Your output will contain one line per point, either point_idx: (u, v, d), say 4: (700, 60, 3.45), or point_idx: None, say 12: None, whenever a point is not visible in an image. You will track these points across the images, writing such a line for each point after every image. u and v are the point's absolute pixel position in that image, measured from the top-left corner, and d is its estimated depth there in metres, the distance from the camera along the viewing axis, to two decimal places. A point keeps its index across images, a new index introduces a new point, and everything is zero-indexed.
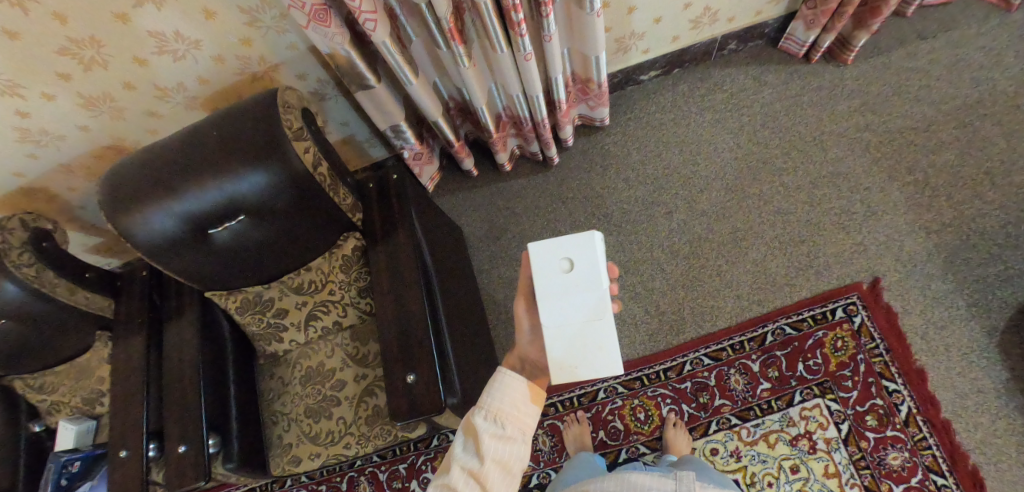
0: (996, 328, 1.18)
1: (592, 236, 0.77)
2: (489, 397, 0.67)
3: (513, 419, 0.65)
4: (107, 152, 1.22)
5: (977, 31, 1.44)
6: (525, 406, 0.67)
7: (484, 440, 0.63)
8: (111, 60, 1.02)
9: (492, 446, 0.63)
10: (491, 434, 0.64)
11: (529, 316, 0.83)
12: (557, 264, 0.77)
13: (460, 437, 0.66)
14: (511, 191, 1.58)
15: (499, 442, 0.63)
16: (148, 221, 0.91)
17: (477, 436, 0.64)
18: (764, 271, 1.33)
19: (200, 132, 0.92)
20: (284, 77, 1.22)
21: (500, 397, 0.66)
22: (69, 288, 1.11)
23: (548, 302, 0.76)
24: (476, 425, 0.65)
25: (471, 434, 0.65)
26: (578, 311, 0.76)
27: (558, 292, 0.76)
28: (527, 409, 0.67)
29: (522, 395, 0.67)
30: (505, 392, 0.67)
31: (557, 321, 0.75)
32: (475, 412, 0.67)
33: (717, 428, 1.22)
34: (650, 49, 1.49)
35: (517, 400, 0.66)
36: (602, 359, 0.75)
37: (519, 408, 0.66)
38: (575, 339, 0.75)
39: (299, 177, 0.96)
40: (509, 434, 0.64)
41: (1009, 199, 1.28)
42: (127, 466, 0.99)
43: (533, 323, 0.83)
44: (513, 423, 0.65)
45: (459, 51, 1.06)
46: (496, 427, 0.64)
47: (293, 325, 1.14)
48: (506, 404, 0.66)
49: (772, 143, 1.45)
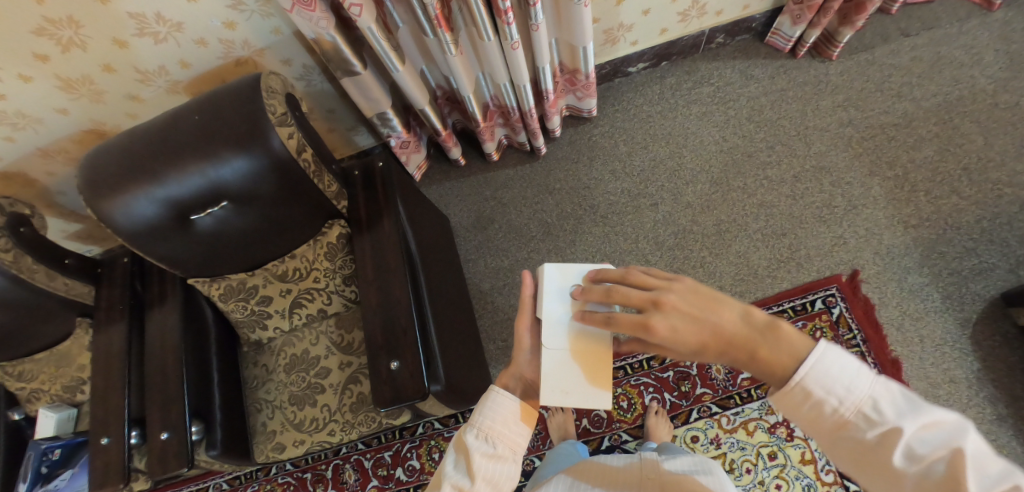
0: (968, 320, 1.22)
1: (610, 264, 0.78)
2: (480, 416, 0.67)
3: (505, 439, 0.66)
4: (86, 136, 1.20)
5: (959, 29, 1.47)
6: (517, 425, 0.68)
7: (476, 459, 0.63)
8: (90, 41, 1.00)
9: (484, 465, 0.63)
10: (481, 453, 0.64)
11: (533, 337, 0.78)
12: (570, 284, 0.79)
13: (450, 454, 0.66)
14: (499, 181, 1.58)
15: (491, 462, 0.64)
16: (128, 206, 0.90)
17: (468, 455, 0.64)
18: (747, 264, 1.35)
19: (182, 116, 0.91)
20: (269, 63, 1.20)
21: (492, 417, 0.67)
22: (48, 274, 1.08)
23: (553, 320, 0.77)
24: (467, 443, 0.65)
25: (461, 452, 0.65)
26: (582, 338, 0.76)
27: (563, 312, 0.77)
28: (518, 429, 0.68)
29: (514, 414, 0.68)
30: (498, 413, 0.67)
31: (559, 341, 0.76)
32: (466, 429, 0.67)
33: (698, 416, 1.25)
34: (639, 41, 1.49)
35: (510, 420, 0.67)
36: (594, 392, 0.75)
37: (511, 427, 0.67)
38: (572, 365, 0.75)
39: (283, 163, 0.95)
40: (500, 453, 0.65)
41: (985, 195, 1.31)
42: (108, 453, 0.98)
43: (534, 345, 0.78)
44: (504, 442, 0.66)
45: (445, 39, 1.05)
46: (487, 446, 0.65)
47: (277, 312, 1.14)
48: (497, 423, 0.66)
49: (757, 137, 1.47)
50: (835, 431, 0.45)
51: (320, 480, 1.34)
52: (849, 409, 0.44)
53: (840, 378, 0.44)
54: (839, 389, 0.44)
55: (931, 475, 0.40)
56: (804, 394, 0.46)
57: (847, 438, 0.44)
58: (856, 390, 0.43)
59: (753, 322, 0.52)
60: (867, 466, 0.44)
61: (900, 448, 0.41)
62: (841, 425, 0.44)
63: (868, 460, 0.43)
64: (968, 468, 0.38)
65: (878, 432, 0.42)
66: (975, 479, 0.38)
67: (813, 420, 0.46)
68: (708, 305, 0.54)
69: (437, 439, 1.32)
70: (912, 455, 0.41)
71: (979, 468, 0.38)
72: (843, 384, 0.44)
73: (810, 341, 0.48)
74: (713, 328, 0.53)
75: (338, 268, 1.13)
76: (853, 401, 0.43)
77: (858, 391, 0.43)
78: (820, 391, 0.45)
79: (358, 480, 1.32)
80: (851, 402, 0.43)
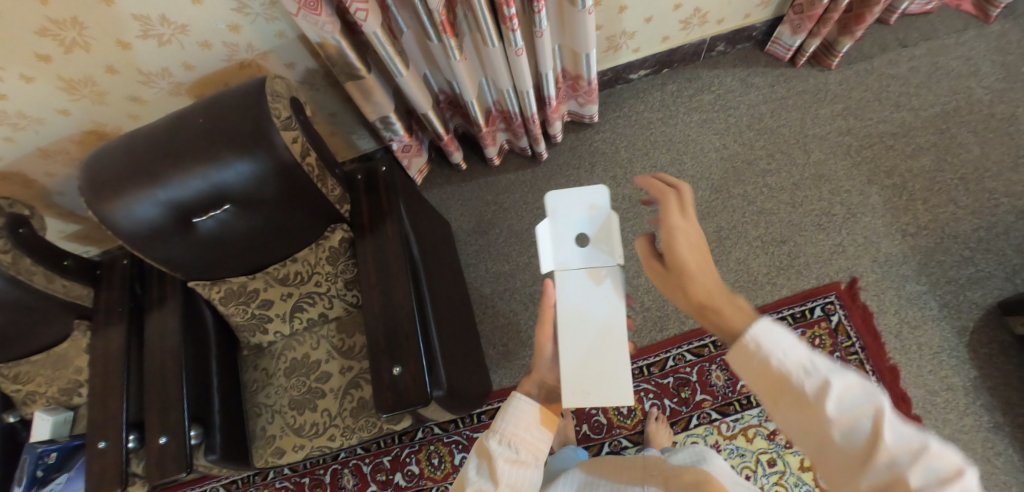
0: (965, 328, 1.23)
1: (600, 193, 0.80)
2: (503, 422, 0.67)
3: (526, 444, 0.66)
4: (87, 137, 1.19)
5: (956, 40, 1.48)
6: (538, 431, 0.68)
7: (500, 464, 0.63)
8: (93, 42, 1.00)
9: (507, 470, 0.63)
10: (505, 458, 0.64)
11: (554, 348, 0.78)
12: (570, 238, 0.80)
13: (472, 460, 0.66)
14: (500, 185, 1.58)
15: (514, 467, 0.63)
16: (130, 208, 0.89)
17: (492, 460, 0.63)
18: (746, 270, 1.36)
19: (185, 119, 0.90)
20: (273, 65, 1.20)
21: (514, 423, 0.67)
22: (47, 276, 1.07)
23: (569, 305, 0.77)
24: (490, 449, 0.65)
25: (484, 458, 0.65)
26: (593, 340, 0.76)
27: (577, 294, 0.78)
28: (539, 434, 0.68)
29: (535, 419, 0.68)
30: (519, 418, 0.67)
31: (577, 324, 0.77)
32: (489, 436, 0.67)
33: (697, 423, 1.25)
34: (641, 48, 1.51)
35: (531, 426, 0.67)
36: (615, 388, 0.74)
37: (532, 432, 0.67)
38: (590, 365, 0.75)
39: (286, 167, 0.95)
40: (522, 458, 0.65)
41: (982, 205, 1.32)
42: (106, 458, 0.97)
43: (555, 355, 0.79)
44: (525, 448, 0.66)
45: (450, 44, 1.05)
46: (510, 452, 0.65)
47: (277, 316, 1.14)
48: (520, 429, 0.67)
49: (757, 145, 1.48)
50: (775, 391, 0.47)
51: (318, 485, 1.33)
52: (785, 366, 0.46)
53: (780, 337, 0.47)
54: (777, 345, 0.47)
55: (855, 430, 0.41)
56: (749, 351, 0.49)
57: (783, 397, 0.46)
58: (792, 348, 0.46)
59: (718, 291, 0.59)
60: (799, 423, 0.45)
61: (829, 401, 0.42)
62: (778, 378, 0.46)
63: (802, 418, 0.44)
64: (885, 423, 0.39)
65: (811, 385, 0.43)
66: (889, 431, 0.39)
67: (757, 378, 0.48)
68: (703, 266, 0.62)
69: (436, 444, 1.32)
70: (839, 412, 0.42)
71: (897, 427, 0.39)
72: (782, 343, 0.47)
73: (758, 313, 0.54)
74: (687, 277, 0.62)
75: (339, 272, 1.14)
76: (787, 356, 0.46)
77: (793, 350, 0.46)
78: (763, 346, 0.47)
79: (357, 484, 1.31)
80: (788, 359, 0.46)
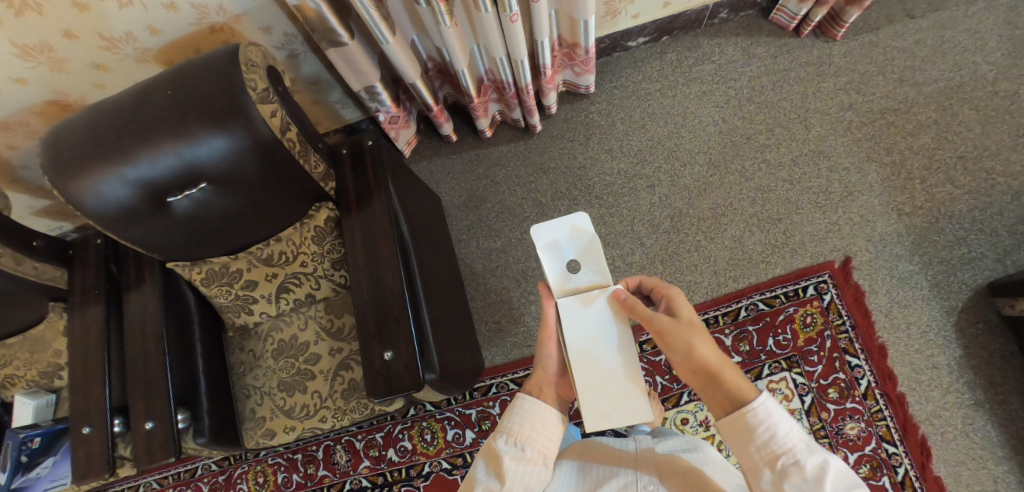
0: (953, 308, 1.24)
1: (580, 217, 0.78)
2: (510, 421, 0.67)
3: (534, 442, 0.65)
4: (49, 107, 1.11)
5: (965, 12, 1.43)
6: (544, 428, 0.67)
7: (506, 462, 0.63)
8: (46, 5, 0.91)
9: (515, 468, 0.62)
10: (511, 456, 0.63)
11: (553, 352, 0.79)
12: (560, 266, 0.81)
13: (482, 462, 0.66)
14: (491, 158, 1.53)
15: (522, 465, 0.63)
16: (98, 188, 0.84)
17: (499, 459, 0.63)
18: (741, 248, 1.34)
19: (153, 91, 0.83)
20: (247, 30, 1.12)
21: (522, 423, 0.66)
22: (15, 258, 1.00)
23: (572, 325, 0.78)
24: (497, 448, 0.65)
25: (492, 458, 0.65)
26: (604, 362, 0.76)
27: (575, 317, 0.78)
28: (547, 432, 0.67)
29: (542, 418, 0.67)
30: (526, 417, 0.67)
31: (579, 344, 0.76)
32: (496, 436, 0.67)
33: (688, 399, 1.27)
34: (640, 14, 1.43)
35: (538, 425, 0.67)
36: (631, 406, 0.75)
37: (539, 431, 0.66)
38: (603, 386, 0.75)
39: (265, 143, 0.89)
40: (529, 456, 0.64)
41: (978, 184, 1.31)
42: (91, 444, 0.95)
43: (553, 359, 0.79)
44: (533, 446, 0.65)
45: (439, 9, 0.98)
46: (517, 450, 0.64)
47: (263, 297, 1.10)
48: (528, 427, 0.66)
49: (757, 118, 1.44)
50: (766, 465, 0.55)
51: (311, 461, 1.34)
52: (786, 444, 0.54)
53: (781, 421, 0.56)
54: (779, 427, 0.55)
55: None
56: (749, 424, 0.57)
57: (772, 472, 0.55)
58: (790, 434, 0.55)
59: (717, 353, 0.64)
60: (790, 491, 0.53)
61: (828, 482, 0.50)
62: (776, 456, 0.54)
63: None
64: None
65: (807, 467, 0.52)
66: None
67: (752, 451, 0.57)
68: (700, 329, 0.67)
69: (429, 420, 1.32)
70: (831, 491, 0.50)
71: None
72: (781, 423, 0.56)
73: (752, 389, 0.61)
74: (686, 343, 0.65)
75: (326, 252, 1.10)
76: (787, 441, 0.54)
77: (791, 435, 0.55)
78: (767, 425, 0.56)
79: (350, 460, 1.32)
80: (786, 439, 0.55)
